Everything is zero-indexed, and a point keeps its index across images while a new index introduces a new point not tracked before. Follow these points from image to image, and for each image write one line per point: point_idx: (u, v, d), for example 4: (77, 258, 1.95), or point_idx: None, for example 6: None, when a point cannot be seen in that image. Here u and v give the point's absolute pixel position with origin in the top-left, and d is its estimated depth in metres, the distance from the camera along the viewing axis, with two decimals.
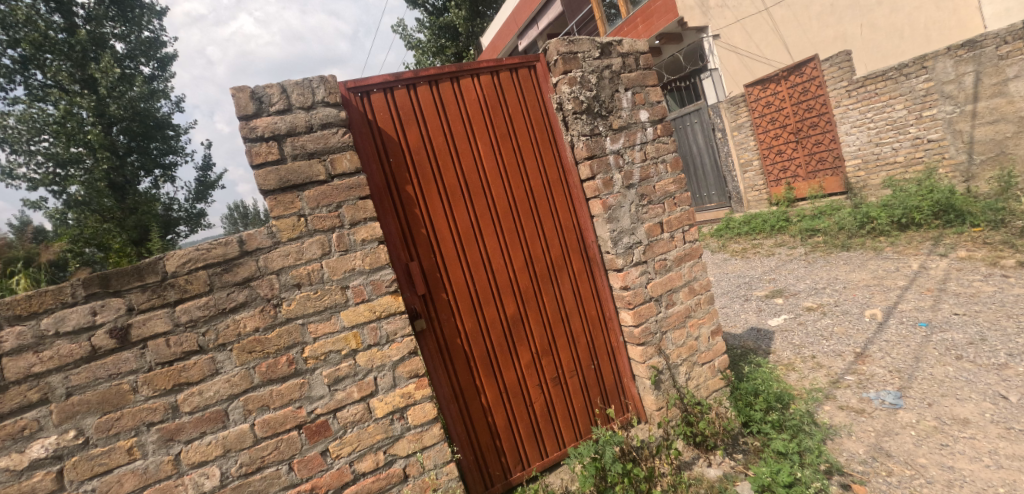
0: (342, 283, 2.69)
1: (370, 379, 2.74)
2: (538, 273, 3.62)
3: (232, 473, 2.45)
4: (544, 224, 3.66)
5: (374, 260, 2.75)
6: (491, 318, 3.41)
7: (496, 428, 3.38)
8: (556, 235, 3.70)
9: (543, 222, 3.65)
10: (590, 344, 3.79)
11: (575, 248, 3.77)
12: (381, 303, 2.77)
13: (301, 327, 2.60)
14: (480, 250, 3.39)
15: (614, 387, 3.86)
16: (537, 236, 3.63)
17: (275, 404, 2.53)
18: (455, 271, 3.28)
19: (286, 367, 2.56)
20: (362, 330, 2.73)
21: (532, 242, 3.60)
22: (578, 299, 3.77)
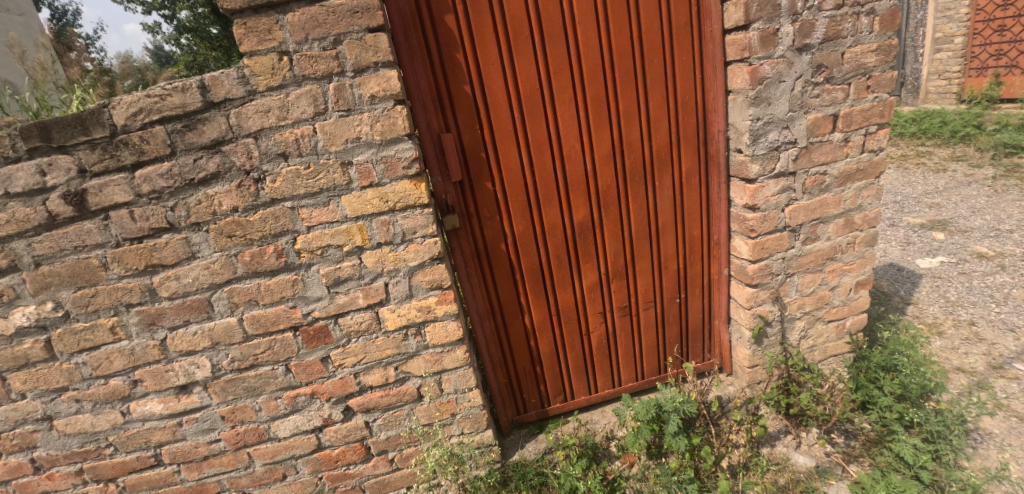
0: (345, 158, 1.97)
1: (379, 286, 2.22)
2: (626, 171, 2.61)
3: (224, 366, 2.20)
4: (649, 99, 2.52)
5: (386, 131, 1.95)
6: (551, 224, 2.56)
7: (537, 354, 2.80)
8: (662, 119, 2.58)
9: (648, 96, 2.51)
10: (680, 271, 2.90)
11: (688, 142, 2.65)
12: (394, 192, 2.05)
13: (291, 212, 2.03)
14: (549, 130, 2.41)
15: (701, 327, 3.09)
16: (634, 118, 2.53)
17: (264, 301, 2.14)
18: (509, 156, 2.38)
19: (273, 260, 2.08)
20: (370, 224, 2.09)
21: (626, 126, 2.53)
22: (677, 212, 2.77)
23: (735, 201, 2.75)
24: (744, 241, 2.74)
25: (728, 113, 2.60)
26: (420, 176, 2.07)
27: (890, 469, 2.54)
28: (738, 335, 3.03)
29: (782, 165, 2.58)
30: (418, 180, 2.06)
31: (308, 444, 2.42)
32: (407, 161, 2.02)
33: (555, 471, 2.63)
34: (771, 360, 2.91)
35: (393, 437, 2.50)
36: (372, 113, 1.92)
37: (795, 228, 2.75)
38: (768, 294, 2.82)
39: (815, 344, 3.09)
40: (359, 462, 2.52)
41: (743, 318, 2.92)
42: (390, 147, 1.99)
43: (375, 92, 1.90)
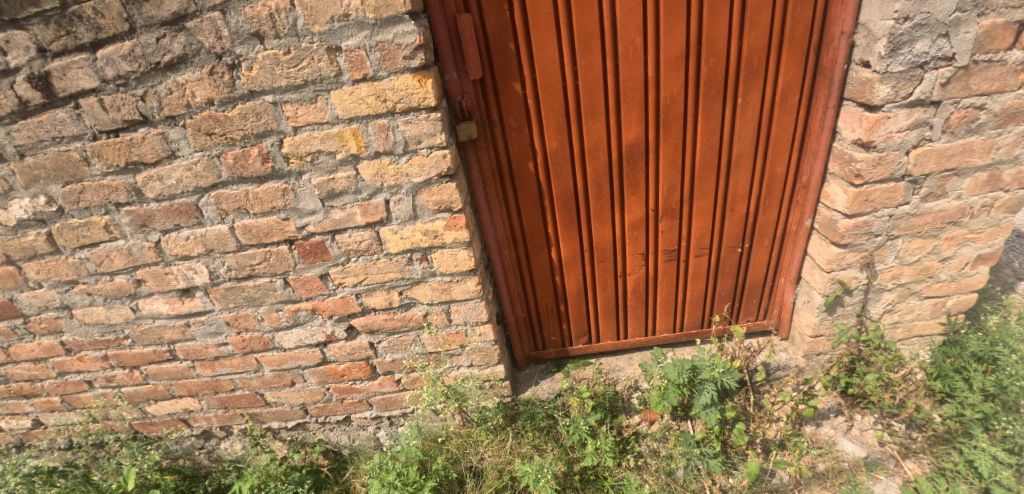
0: (332, 42, 1.63)
1: (378, 203, 1.91)
2: (701, 82, 2.00)
3: (223, 274, 2.08)
4: None
5: (380, 8, 1.57)
6: (593, 144, 2.07)
7: (562, 293, 2.48)
8: (763, 11, 1.88)
9: None
10: (748, 215, 2.37)
11: (796, 46, 1.97)
12: (392, 90, 1.70)
13: (273, 108, 1.73)
14: (603, 18, 1.82)
15: (762, 282, 2.64)
16: (724, 7, 1.86)
17: (255, 210, 1.92)
18: (546, 51, 1.85)
19: (259, 165, 1.83)
20: (367, 127, 1.77)
21: (711, 17, 1.87)
22: (760, 140, 2.17)
23: (843, 134, 2.10)
24: (844, 189, 2.15)
25: (861, 8, 1.87)
26: (426, 70, 1.70)
27: (953, 479, 2.16)
28: (806, 298, 2.61)
29: (923, 90, 1.87)
30: (422, 75, 1.69)
31: (314, 357, 2.36)
32: (406, 50, 1.64)
33: (567, 416, 2.49)
34: (840, 334, 2.49)
35: (399, 360, 2.39)
36: None
37: (916, 180, 2.12)
38: (858, 258, 2.31)
39: (901, 320, 2.58)
40: (365, 379, 2.46)
41: (820, 283, 2.44)
42: (386, 29, 1.61)
43: None
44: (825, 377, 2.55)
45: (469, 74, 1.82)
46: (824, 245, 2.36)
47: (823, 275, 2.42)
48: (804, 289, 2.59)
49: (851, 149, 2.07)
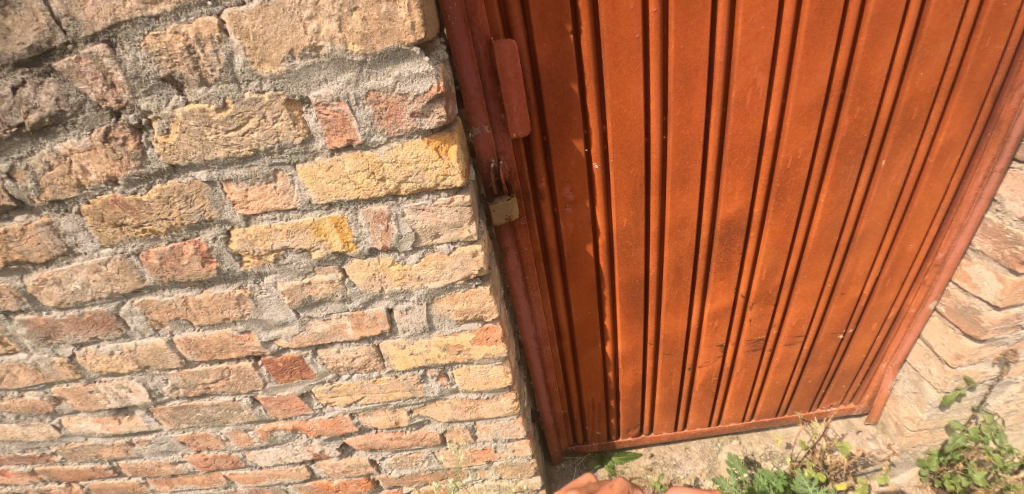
0: (294, 90, 1.00)
1: (377, 313, 1.34)
2: (835, 139, 1.38)
3: (166, 392, 1.52)
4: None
5: (370, 35, 0.95)
6: (677, 221, 1.46)
7: (615, 388, 1.92)
8: (942, 40, 1.25)
9: None
10: (858, 298, 1.80)
11: (972, 90, 1.34)
12: (393, 163, 1.09)
13: (209, 189, 1.12)
14: (714, 50, 1.18)
15: (858, 370, 2.08)
16: (890, 34, 1.22)
17: (201, 322, 1.35)
18: (628, 96, 1.23)
19: (197, 266, 1.24)
20: (357, 215, 1.17)
21: (869, 49, 1.23)
22: (893, 213, 1.57)
23: (1007, 206, 1.52)
24: (998, 275, 1.61)
25: None
26: (447, 131, 1.08)
27: None
28: (911, 390, 2.05)
29: None
30: (440, 139, 1.08)
31: (299, 475, 1.83)
32: (415, 103, 1.02)
33: None
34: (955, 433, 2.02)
35: (408, 476, 1.86)
36: None
37: None
38: (994, 353, 1.81)
39: (1016, 409, 2.02)
40: None
41: (938, 379, 1.92)
42: (384, 70, 0.99)
43: None
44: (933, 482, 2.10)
45: (512, 132, 1.22)
46: (950, 334, 1.84)
47: (944, 370, 1.89)
48: (910, 378, 2.04)
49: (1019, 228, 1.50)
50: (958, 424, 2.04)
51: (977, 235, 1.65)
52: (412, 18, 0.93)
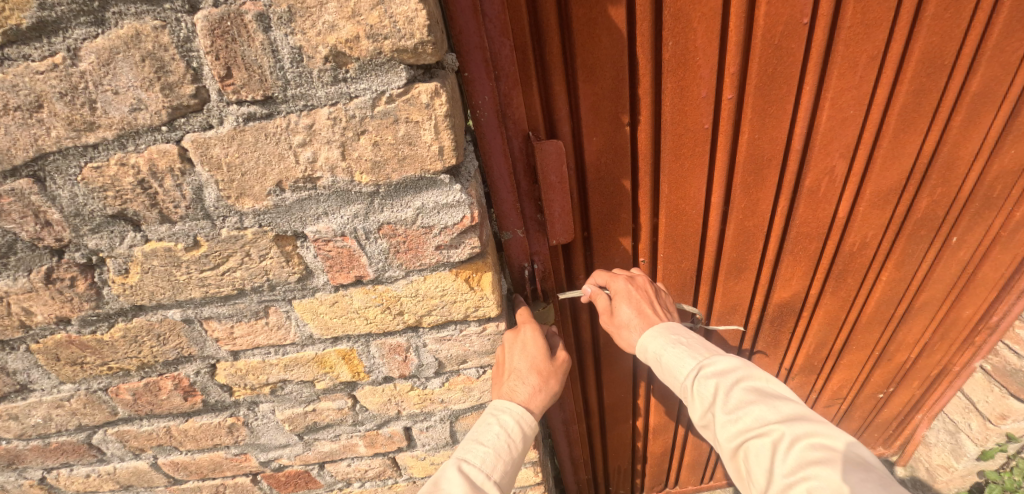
0: (286, 224, 0.79)
1: (393, 432, 1.17)
2: (910, 219, 1.23)
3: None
4: None
5: (384, 162, 0.72)
6: (726, 309, 1.29)
7: (642, 454, 1.79)
8: None
9: None
10: (908, 365, 1.66)
11: None
12: (413, 297, 0.89)
13: (185, 326, 0.94)
14: (792, 136, 1.03)
15: (892, 425, 1.96)
16: (989, 111, 1.09)
17: (189, 447, 1.18)
18: (688, 190, 1.05)
19: (178, 400, 1.07)
20: (369, 347, 0.97)
21: (963, 128, 1.10)
22: (957, 285, 1.44)
23: None
24: None
25: None
26: (481, 258, 0.87)
27: None
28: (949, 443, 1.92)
29: None
30: (472, 269, 0.87)
31: None
32: (441, 235, 0.80)
33: None
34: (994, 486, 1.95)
35: None
36: (339, 110, 0.68)
37: None
38: None
39: None
40: None
41: (979, 434, 1.83)
42: (402, 200, 0.77)
43: (343, 42, 0.63)
44: None
45: (552, 240, 1.02)
46: (995, 394, 1.74)
47: (986, 427, 1.80)
48: (945, 428, 1.91)
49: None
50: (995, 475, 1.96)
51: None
52: (439, 141, 0.71)
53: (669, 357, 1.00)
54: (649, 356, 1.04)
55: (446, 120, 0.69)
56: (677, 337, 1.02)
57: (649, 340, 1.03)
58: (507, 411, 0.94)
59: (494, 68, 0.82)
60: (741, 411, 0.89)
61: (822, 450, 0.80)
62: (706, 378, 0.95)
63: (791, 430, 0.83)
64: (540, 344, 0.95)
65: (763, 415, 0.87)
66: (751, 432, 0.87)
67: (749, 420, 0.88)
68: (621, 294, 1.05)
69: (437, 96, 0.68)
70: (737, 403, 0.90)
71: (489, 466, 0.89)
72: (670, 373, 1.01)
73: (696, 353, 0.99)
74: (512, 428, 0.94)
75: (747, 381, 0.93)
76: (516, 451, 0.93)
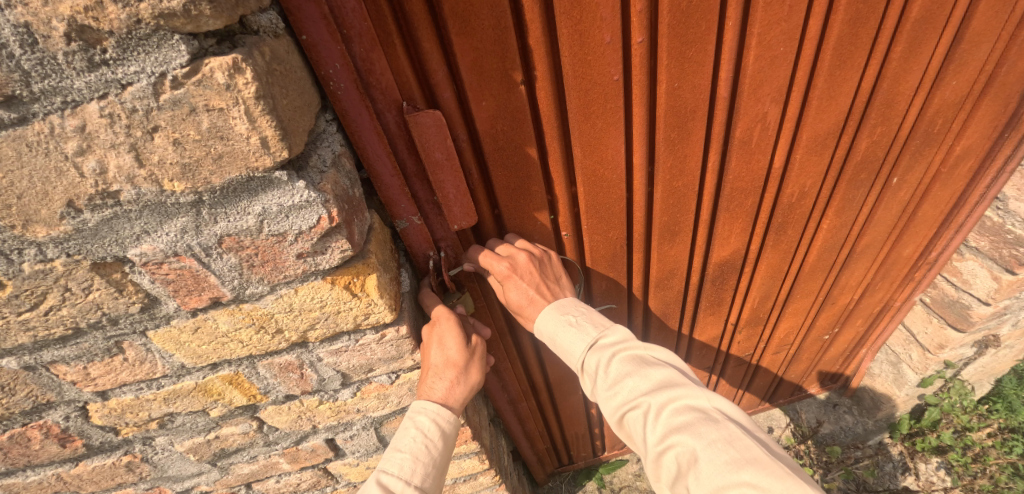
0: (101, 250, 0.65)
1: (314, 445, 1.08)
2: (851, 163, 1.21)
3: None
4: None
5: (196, 164, 0.57)
6: (665, 273, 1.25)
7: (598, 418, 1.78)
8: (983, 42, 1.08)
9: None
10: (853, 305, 1.70)
11: (1001, 94, 1.20)
12: (288, 313, 0.76)
13: (29, 374, 0.80)
14: (718, 81, 0.92)
15: (841, 360, 2.03)
16: (930, 40, 1.03)
17: (90, 489, 1.07)
18: (605, 152, 0.93)
19: (56, 449, 0.94)
20: (256, 368, 0.86)
21: (903, 60, 1.05)
22: (900, 224, 1.45)
23: (1010, 205, 1.47)
24: (992, 274, 1.59)
25: None
26: (360, 260, 0.75)
27: None
28: (892, 373, 2.03)
29: None
30: (351, 273, 0.74)
31: None
32: (299, 243, 0.67)
33: None
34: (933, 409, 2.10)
35: None
36: (111, 103, 0.52)
37: None
38: (974, 338, 1.81)
39: (982, 373, 2.08)
40: None
41: (919, 363, 1.93)
42: (236, 207, 0.63)
43: (83, 11, 0.46)
44: (911, 448, 2.19)
45: (453, 225, 0.89)
46: (934, 324, 1.82)
47: (925, 356, 1.89)
48: (888, 359, 2.01)
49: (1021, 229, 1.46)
50: (932, 397, 2.10)
51: (973, 231, 1.59)
52: (258, 131, 0.56)
53: (557, 338, 0.94)
54: (543, 337, 0.98)
55: (258, 102, 0.54)
56: (566, 317, 0.94)
57: (543, 321, 0.96)
58: (427, 410, 0.88)
59: (339, 27, 0.66)
60: (618, 385, 0.85)
61: (687, 414, 0.77)
62: (592, 354, 0.89)
63: (662, 399, 0.80)
64: (456, 336, 0.89)
65: (638, 385, 0.83)
66: (628, 405, 0.83)
67: (624, 392, 0.84)
68: (506, 276, 0.93)
69: (238, 72, 0.52)
70: (616, 377, 0.86)
71: (407, 469, 0.85)
72: (560, 354, 0.95)
73: (582, 329, 0.92)
74: (430, 428, 0.88)
75: (627, 352, 0.88)
76: (439, 449, 0.88)
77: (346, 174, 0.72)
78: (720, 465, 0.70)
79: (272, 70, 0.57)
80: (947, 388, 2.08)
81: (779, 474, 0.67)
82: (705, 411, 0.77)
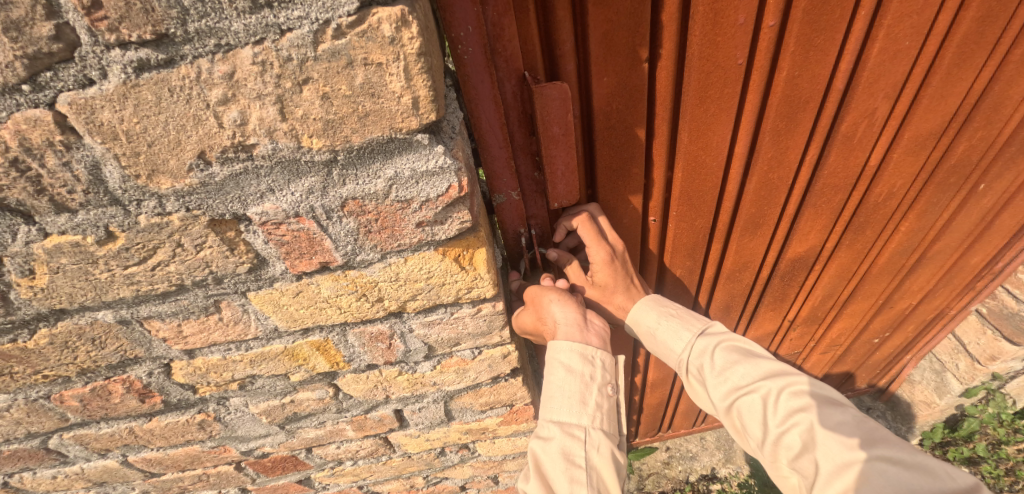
0: (221, 206, 0.62)
1: (383, 416, 1.08)
2: (943, 166, 1.16)
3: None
4: None
5: (339, 121, 0.54)
6: (738, 266, 1.23)
7: (638, 404, 1.80)
8: None
9: None
10: (907, 311, 1.69)
11: None
12: (393, 282, 0.74)
13: (122, 328, 0.79)
14: (837, 71, 0.87)
15: (885, 363, 2.02)
16: None
17: (160, 444, 1.10)
18: (711, 138, 0.89)
19: (135, 403, 0.95)
20: (346, 336, 0.85)
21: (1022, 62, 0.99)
22: (976, 233, 1.42)
23: None
24: None
25: None
26: (472, 233, 0.72)
27: None
28: (933, 380, 2.04)
29: None
30: (462, 246, 0.72)
31: None
32: (422, 210, 0.65)
33: None
34: (973, 421, 2.16)
35: None
36: (267, 50, 0.49)
37: None
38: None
39: None
40: None
41: (965, 373, 1.95)
42: (368, 169, 0.60)
43: None
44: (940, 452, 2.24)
45: (553, 202, 0.87)
46: (987, 336, 1.82)
47: (973, 367, 1.91)
48: (932, 368, 2.04)
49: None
50: (971, 409, 2.13)
51: None
52: (411, 90, 0.53)
53: (662, 331, 1.03)
54: (640, 330, 1.06)
55: (419, 59, 0.51)
56: (669, 312, 1.04)
57: (640, 314, 1.05)
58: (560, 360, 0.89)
59: None
60: (730, 372, 0.93)
61: (808, 397, 0.85)
62: (699, 346, 0.99)
63: (779, 382, 0.88)
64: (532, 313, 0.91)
65: (750, 373, 0.92)
66: (743, 390, 0.91)
67: (736, 379, 0.92)
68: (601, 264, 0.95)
69: (405, 25, 0.48)
70: (725, 366, 0.95)
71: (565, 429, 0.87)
72: (663, 346, 1.04)
73: (687, 325, 1.02)
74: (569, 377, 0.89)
75: (732, 345, 0.97)
76: (583, 387, 0.88)
77: (466, 143, 0.69)
78: (845, 440, 0.79)
79: (427, 27, 0.53)
80: (987, 400, 2.10)
81: (902, 448, 0.78)
82: (821, 395, 0.86)
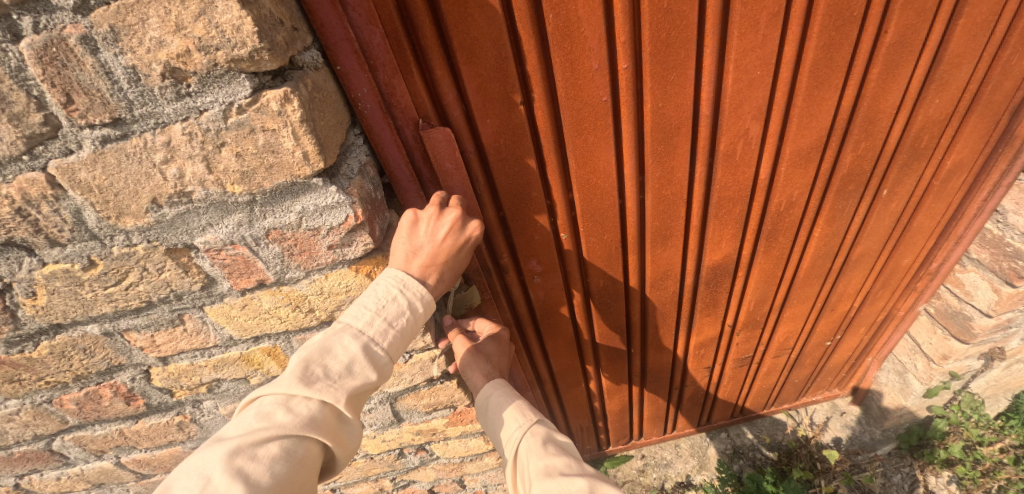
0: (174, 238, 0.80)
1: None
2: (837, 176, 1.28)
3: None
4: (964, 16, 1.03)
5: (252, 171, 0.73)
6: (659, 275, 1.36)
7: (600, 409, 1.92)
8: (964, 63, 1.12)
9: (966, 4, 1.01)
10: (850, 313, 1.78)
11: (988, 111, 1.24)
12: (320, 295, 0.92)
13: (107, 339, 0.97)
14: (700, 101, 1.01)
15: (846, 364, 2.09)
16: (907, 62, 1.08)
17: (147, 445, 1.27)
18: (597, 164, 1.05)
19: (122, 406, 1.13)
20: (291, 343, 1.02)
21: (882, 81, 1.10)
22: (896, 234, 1.51)
23: (1010, 218, 1.52)
24: (993, 286, 1.64)
25: None
26: (379, 253, 0.90)
27: None
28: (897, 381, 2.08)
29: None
30: (371, 263, 0.90)
31: None
32: (331, 236, 0.83)
33: None
34: (943, 421, 2.18)
35: None
36: (192, 124, 0.67)
37: None
38: (978, 349, 1.85)
39: (992, 384, 2.10)
40: None
41: (924, 373, 1.99)
42: (282, 206, 0.78)
43: (175, 57, 0.61)
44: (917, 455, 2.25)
45: None
46: (937, 335, 1.87)
47: (930, 366, 1.95)
48: (895, 369, 2.08)
49: (1020, 243, 1.51)
50: (938, 408, 2.16)
51: (974, 244, 1.64)
52: (301, 146, 0.71)
53: (501, 415, 1.13)
54: (483, 412, 1.17)
55: (303, 124, 0.68)
56: (511, 400, 1.15)
57: (484, 395, 1.17)
58: (405, 286, 0.85)
59: (367, 59, 0.79)
60: (548, 469, 0.98)
61: None
62: (527, 437, 1.07)
63: (586, 482, 0.93)
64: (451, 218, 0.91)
65: (563, 470, 0.97)
66: (554, 479, 0.94)
67: (551, 470, 0.97)
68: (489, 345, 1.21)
69: (288, 102, 0.66)
70: (546, 460, 1.00)
71: (268, 412, 0.76)
72: (501, 433, 1.11)
73: (525, 414, 1.12)
74: (374, 332, 0.83)
75: (556, 445, 1.05)
76: (401, 330, 0.85)
77: (370, 180, 0.87)
78: None
79: (313, 97, 0.71)
80: (958, 401, 2.15)
81: None
82: None
